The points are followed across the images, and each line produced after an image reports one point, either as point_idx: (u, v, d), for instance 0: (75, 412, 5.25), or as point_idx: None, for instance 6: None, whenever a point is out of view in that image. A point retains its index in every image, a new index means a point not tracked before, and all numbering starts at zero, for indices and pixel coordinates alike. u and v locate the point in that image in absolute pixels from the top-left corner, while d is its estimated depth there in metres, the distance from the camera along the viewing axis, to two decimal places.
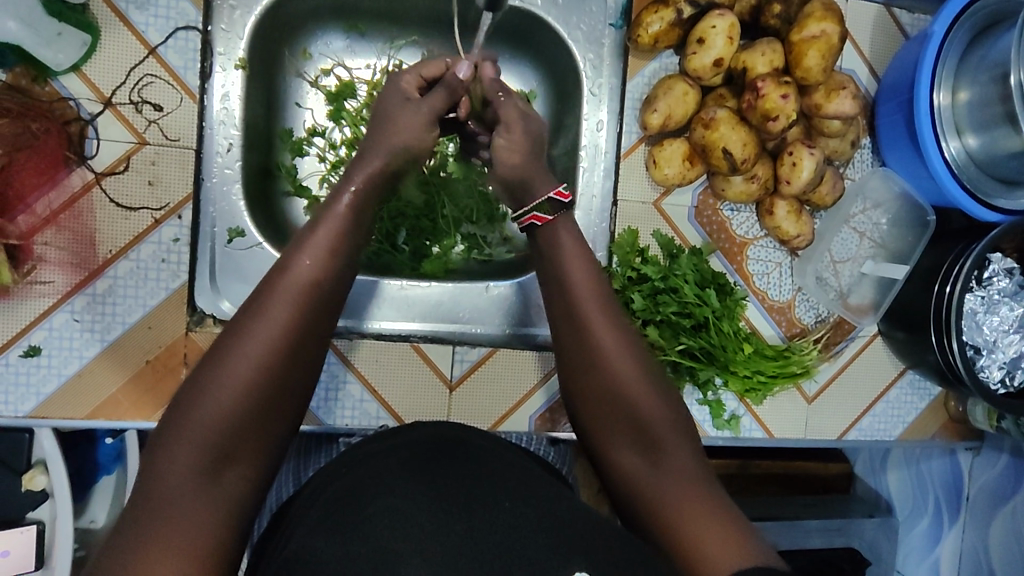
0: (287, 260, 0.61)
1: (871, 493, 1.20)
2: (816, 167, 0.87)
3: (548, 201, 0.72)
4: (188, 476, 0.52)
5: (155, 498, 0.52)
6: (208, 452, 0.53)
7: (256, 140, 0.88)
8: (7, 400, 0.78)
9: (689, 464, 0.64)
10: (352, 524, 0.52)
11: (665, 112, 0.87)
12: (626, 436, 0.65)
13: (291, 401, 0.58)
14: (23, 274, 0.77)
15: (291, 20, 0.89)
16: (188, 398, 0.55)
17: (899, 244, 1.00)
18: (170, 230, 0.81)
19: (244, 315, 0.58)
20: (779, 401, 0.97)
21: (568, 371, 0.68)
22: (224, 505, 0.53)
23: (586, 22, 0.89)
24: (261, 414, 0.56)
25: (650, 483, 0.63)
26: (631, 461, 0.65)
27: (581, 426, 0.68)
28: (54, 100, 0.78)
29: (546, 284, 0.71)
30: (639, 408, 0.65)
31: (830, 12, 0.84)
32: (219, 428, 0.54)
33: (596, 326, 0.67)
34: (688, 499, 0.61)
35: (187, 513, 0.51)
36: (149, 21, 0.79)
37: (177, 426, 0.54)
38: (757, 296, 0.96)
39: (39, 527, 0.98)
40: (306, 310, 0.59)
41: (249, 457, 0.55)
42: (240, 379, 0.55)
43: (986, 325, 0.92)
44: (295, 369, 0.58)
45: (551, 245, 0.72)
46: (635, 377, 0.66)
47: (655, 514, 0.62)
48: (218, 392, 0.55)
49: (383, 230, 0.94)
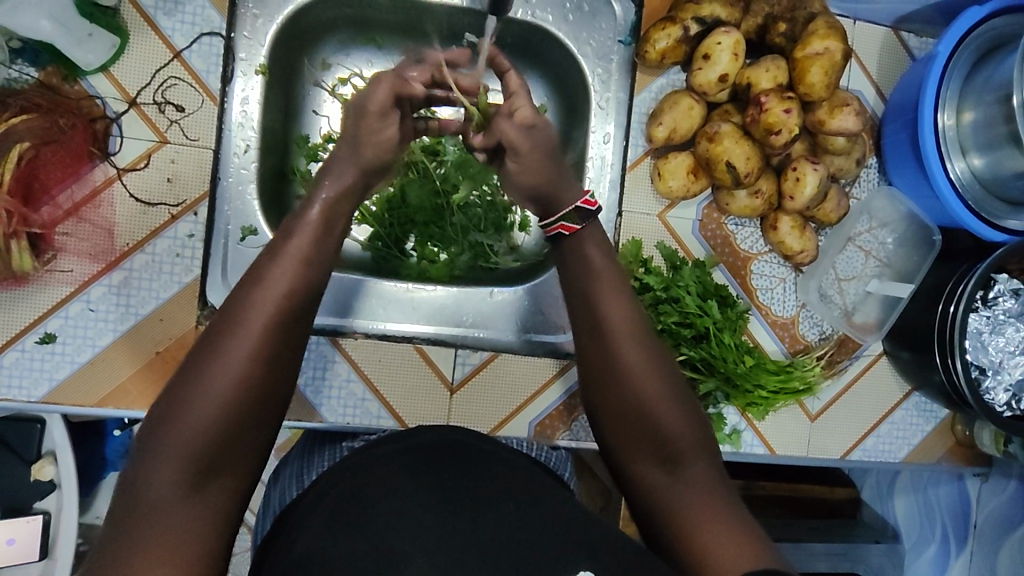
0: (278, 260, 0.63)
1: (878, 519, 1.15)
2: (819, 183, 0.88)
3: (574, 211, 0.75)
4: (175, 488, 0.54)
5: (145, 506, 0.53)
6: (194, 462, 0.54)
7: (273, 145, 0.92)
8: (21, 385, 0.80)
9: (708, 476, 0.66)
10: (360, 526, 0.53)
11: (670, 126, 0.89)
12: (648, 450, 0.67)
13: (270, 410, 0.59)
14: (44, 262, 0.80)
15: (310, 31, 0.93)
16: (170, 407, 0.56)
17: (905, 264, 1.00)
18: (186, 225, 0.84)
19: (223, 325, 0.59)
20: (781, 417, 0.96)
21: (590, 383, 0.70)
22: (213, 513, 0.55)
23: (596, 38, 0.92)
24: (245, 422, 0.57)
25: (670, 491, 0.65)
26: (651, 470, 0.67)
27: (605, 437, 0.70)
28: (82, 98, 0.81)
29: (575, 295, 0.72)
30: (662, 420, 0.67)
31: (833, 30, 0.85)
32: (203, 440, 0.55)
33: (620, 343, 0.69)
34: (706, 506, 0.63)
35: (176, 524, 0.53)
36: (176, 26, 0.84)
37: (162, 438, 0.55)
38: (760, 310, 0.96)
39: (45, 517, 1.00)
40: (284, 314, 0.60)
41: (235, 468, 0.57)
42: (220, 384, 0.56)
43: (991, 346, 0.91)
44: (276, 375, 0.59)
45: (575, 257, 0.74)
46: (657, 393, 0.67)
47: (673, 518, 0.64)
48: (202, 401, 0.56)
49: (391, 236, 0.98)
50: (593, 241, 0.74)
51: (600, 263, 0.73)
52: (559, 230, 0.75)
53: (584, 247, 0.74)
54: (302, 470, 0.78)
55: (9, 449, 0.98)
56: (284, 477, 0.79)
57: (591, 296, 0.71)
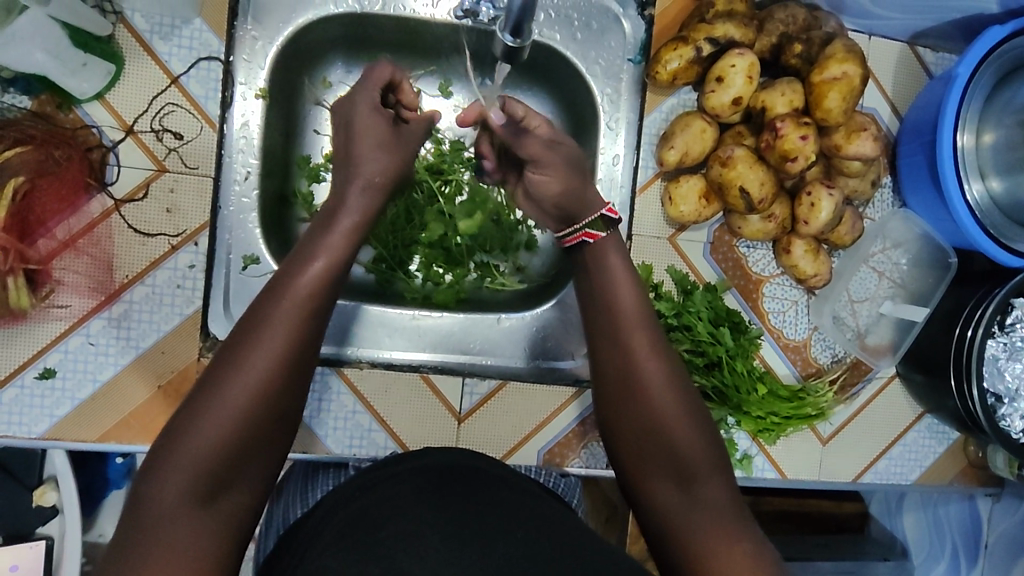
0: (290, 282, 0.59)
1: (887, 534, 1.15)
2: (835, 208, 0.86)
3: (600, 218, 0.73)
4: (183, 502, 0.50)
5: (150, 521, 0.49)
6: (203, 482, 0.51)
7: (274, 167, 0.89)
8: (21, 421, 0.78)
9: (725, 499, 0.62)
10: (363, 545, 0.52)
11: (682, 149, 0.86)
12: (660, 466, 0.63)
13: (280, 432, 0.56)
14: (41, 298, 0.78)
15: (310, 51, 0.90)
16: (161, 455, 0.52)
17: (918, 285, 0.99)
18: (187, 256, 0.82)
19: (221, 364, 0.55)
20: (792, 441, 0.95)
21: (604, 398, 0.67)
22: (222, 526, 0.52)
23: (605, 57, 0.89)
24: (243, 470, 0.54)
25: (682, 510, 0.61)
26: (663, 489, 0.63)
27: (618, 456, 0.67)
28: (78, 127, 0.79)
29: (594, 311, 0.70)
30: (676, 436, 0.63)
31: (851, 54, 0.83)
32: (215, 454, 0.52)
33: (644, 362, 0.66)
34: (719, 527, 0.59)
35: (182, 537, 0.49)
36: (173, 51, 0.81)
37: (172, 449, 0.52)
38: (772, 334, 0.95)
39: (47, 542, 0.99)
40: (304, 329, 0.57)
41: (246, 485, 0.54)
42: (218, 427, 0.52)
43: (1008, 372, 0.90)
44: (277, 416, 0.55)
45: (597, 271, 0.72)
46: (673, 407, 0.64)
47: (685, 539, 0.59)
48: (195, 447, 0.52)
49: (394, 258, 0.94)
50: (618, 250, 0.73)
51: (620, 274, 0.71)
52: (583, 237, 0.73)
53: (607, 256, 0.72)
54: (307, 488, 0.79)
55: (12, 477, 0.96)
56: (286, 496, 0.81)
57: (611, 301, 0.69)
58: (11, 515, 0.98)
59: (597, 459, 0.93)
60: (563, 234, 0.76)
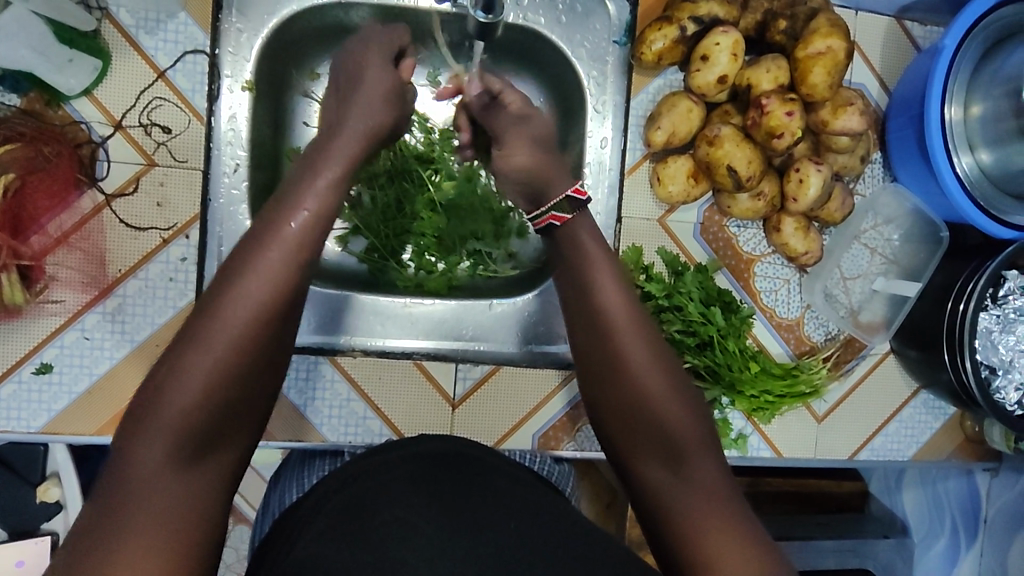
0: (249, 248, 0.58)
1: (887, 512, 1.15)
2: (823, 183, 0.86)
3: (566, 200, 0.71)
4: (155, 478, 0.49)
5: (120, 497, 0.49)
6: (174, 458, 0.50)
7: (265, 158, 0.89)
8: (20, 416, 0.80)
9: (715, 475, 0.60)
10: (358, 528, 0.52)
11: (669, 129, 0.86)
12: (647, 444, 0.61)
13: (248, 403, 0.54)
14: (35, 294, 0.79)
15: (297, 43, 0.90)
16: (126, 446, 0.51)
17: (911, 261, 0.99)
18: (179, 249, 0.83)
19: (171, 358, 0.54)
20: (788, 419, 0.95)
21: (588, 377, 0.64)
22: (196, 497, 0.50)
23: (591, 40, 0.89)
24: (213, 461, 0.52)
25: (671, 490, 0.59)
26: (652, 468, 0.61)
27: (606, 434, 0.64)
28: (67, 123, 0.80)
29: (570, 287, 0.67)
30: (663, 416, 0.61)
31: (835, 28, 0.83)
32: (184, 430, 0.51)
33: (625, 334, 0.62)
34: (710, 508, 0.57)
35: (154, 512, 0.48)
36: (159, 45, 0.82)
37: (140, 422, 0.51)
38: (764, 313, 0.95)
39: (53, 537, 1.00)
40: (279, 307, 0.56)
41: (222, 462, 0.53)
42: (170, 422, 0.51)
43: (1002, 345, 0.90)
44: (246, 393, 0.54)
45: (568, 243, 0.69)
46: (661, 384, 0.61)
47: (675, 525, 0.58)
48: (162, 421, 0.51)
49: (387, 247, 0.95)
50: (587, 230, 0.70)
51: (593, 249, 0.68)
52: (549, 220, 0.71)
53: (575, 233, 0.69)
54: (301, 474, 0.80)
55: (14, 473, 0.98)
56: (282, 482, 0.81)
57: (580, 277, 0.66)
58: (14, 510, 0.99)
59: (592, 441, 0.93)
60: (532, 217, 0.74)
